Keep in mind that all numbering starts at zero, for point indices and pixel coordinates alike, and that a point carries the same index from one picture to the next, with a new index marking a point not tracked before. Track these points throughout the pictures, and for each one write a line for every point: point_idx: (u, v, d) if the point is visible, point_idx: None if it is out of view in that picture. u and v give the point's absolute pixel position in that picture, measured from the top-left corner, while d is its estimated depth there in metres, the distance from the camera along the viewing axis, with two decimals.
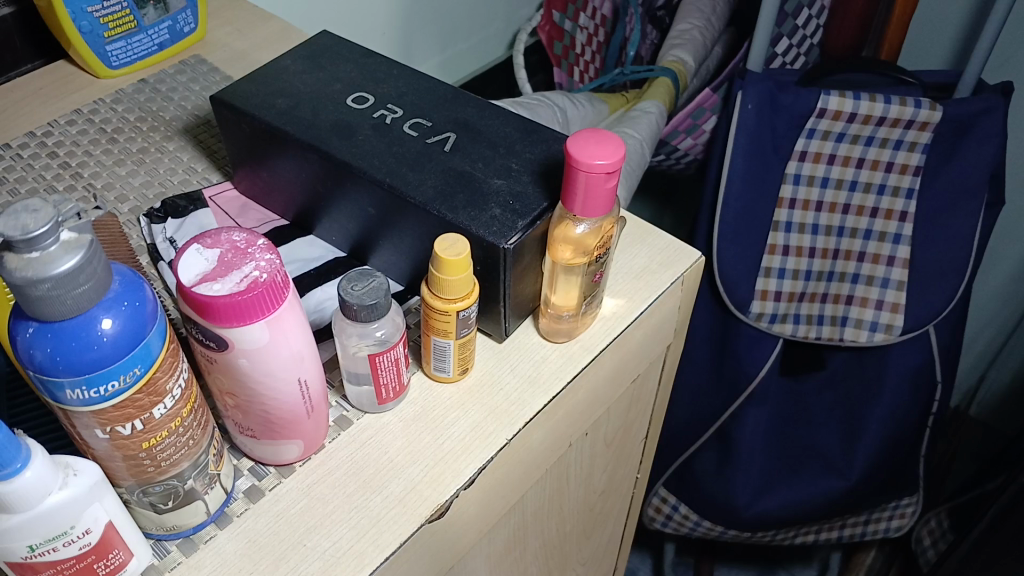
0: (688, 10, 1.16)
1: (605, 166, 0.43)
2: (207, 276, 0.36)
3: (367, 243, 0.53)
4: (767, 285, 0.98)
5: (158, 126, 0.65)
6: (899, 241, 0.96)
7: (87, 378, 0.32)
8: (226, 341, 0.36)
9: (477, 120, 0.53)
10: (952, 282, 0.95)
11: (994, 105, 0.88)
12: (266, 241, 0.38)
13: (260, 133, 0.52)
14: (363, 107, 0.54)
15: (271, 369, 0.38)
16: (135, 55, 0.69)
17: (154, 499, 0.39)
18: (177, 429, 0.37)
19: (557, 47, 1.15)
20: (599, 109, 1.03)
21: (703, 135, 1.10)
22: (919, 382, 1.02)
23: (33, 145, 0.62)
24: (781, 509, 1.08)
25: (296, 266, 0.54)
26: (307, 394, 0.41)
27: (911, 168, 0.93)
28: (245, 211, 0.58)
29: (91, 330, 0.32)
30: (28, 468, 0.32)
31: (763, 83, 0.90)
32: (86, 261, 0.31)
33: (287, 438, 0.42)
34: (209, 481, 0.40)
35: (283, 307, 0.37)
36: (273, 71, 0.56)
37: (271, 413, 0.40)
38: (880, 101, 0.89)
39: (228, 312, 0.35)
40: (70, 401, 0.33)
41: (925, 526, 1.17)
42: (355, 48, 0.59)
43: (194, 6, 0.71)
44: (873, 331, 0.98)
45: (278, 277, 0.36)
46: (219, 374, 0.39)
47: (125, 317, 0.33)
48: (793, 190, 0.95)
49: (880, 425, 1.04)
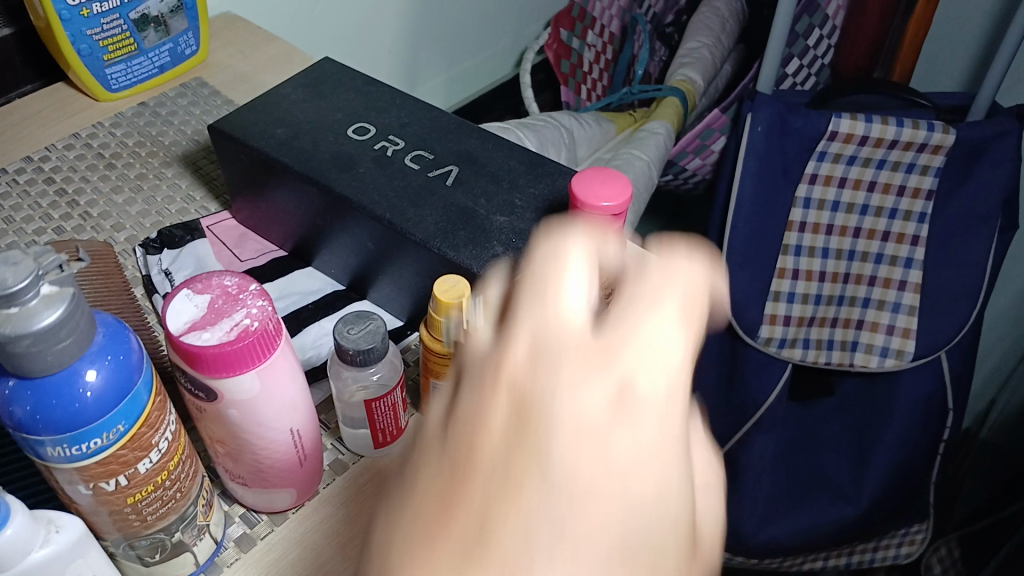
0: (697, 28, 1.15)
1: (612, 208, 0.42)
2: (196, 324, 0.35)
3: (366, 277, 0.52)
4: (776, 308, 0.96)
5: (157, 151, 0.64)
6: (911, 265, 0.94)
7: (71, 436, 0.31)
8: (216, 391, 0.35)
9: (481, 152, 0.52)
10: (964, 309, 0.92)
11: (1009, 129, 0.87)
12: (259, 286, 0.36)
13: (258, 164, 0.51)
14: (365, 137, 0.52)
15: (263, 419, 0.37)
16: (136, 78, 0.68)
17: (141, 552, 0.37)
18: (164, 483, 0.36)
19: (565, 65, 1.12)
20: (606, 129, 1.01)
21: (712, 155, 1.08)
22: (931, 408, 1.00)
23: (30, 170, 0.60)
24: (789, 538, 1.04)
25: (294, 299, 0.53)
26: (300, 443, 0.40)
27: (924, 192, 0.91)
28: (242, 241, 0.58)
29: (75, 385, 0.31)
30: (9, 526, 0.30)
31: (773, 105, 0.90)
32: (70, 315, 0.30)
33: (279, 487, 0.41)
34: (198, 532, 0.39)
35: (275, 355, 0.35)
36: (274, 99, 0.55)
37: (262, 462, 0.39)
38: (892, 124, 0.89)
39: (217, 363, 0.34)
40: (53, 457, 0.32)
41: (934, 554, 1.14)
42: (358, 75, 0.58)
43: (197, 28, 0.69)
44: (883, 357, 0.95)
45: (271, 325, 0.35)
46: (209, 423, 0.38)
47: (110, 370, 0.32)
48: (803, 214, 0.94)
49: (890, 452, 1.01)
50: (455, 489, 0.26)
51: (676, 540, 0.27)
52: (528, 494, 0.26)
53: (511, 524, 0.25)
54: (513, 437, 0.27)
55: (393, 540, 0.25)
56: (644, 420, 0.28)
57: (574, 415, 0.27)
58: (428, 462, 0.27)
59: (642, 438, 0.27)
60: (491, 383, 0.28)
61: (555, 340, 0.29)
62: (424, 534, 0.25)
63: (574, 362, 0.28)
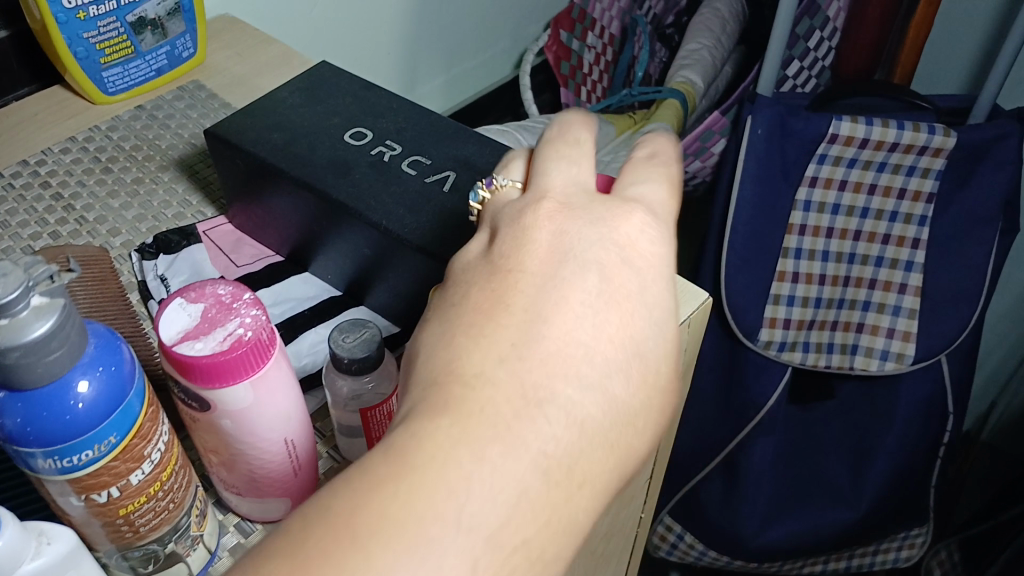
0: (698, 30, 1.15)
1: None
2: (190, 334, 0.34)
3: (363, 283, 0.52)
4: (776, 312, 0.96)
5: (154, 155, 0.63)
6: (911, 269, 0.93)
7: (61, 449, 0.31)
8: (209, 401, 0.35)
9: (478, 157, 0.51)
10: (964, 311, 0.92)
11: (1008, 130, 0.87)
12: (253, 295, 0.36)
13: (254, 169, 0.51)
14: (362, 142, 0.52)
15: (257, 428, 0.37)
16: (133, 81, 0.68)
17: (134, 562, 0.37)
18: (156, 494, 0.35)
19: (565, 67, 1.12)
20: (606, 131, 1.01)
21: (712, 157, 1.07)
22: (931, 412, 1.00)
23: (26, 174, 0.60)
24: (787, 541, 1.06)
25: (290, 305, 0.53)
26: (295, 452, 0.39)
27: (924, 195, 0.91)
28: (238, 247, 0.57)
29: (66, 397, 0.30)
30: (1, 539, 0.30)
31: (772, 108, 0.90)
32: (60, 326, 0.30)
33: (274, 496, 0.41)
34: (191, 542, 0.39)
35: (269, 364, 0.35)
36: (270, 104, 0.54)
37: (257, 471, 0.39)
38: (893, 126, 0.88)
39: (210, 373, 0.33)
40: (44, 469, 0.31)
41: (934, 557, 1.14)
42: (355, 79, 0.58)
43: (194, 31, 0.69)
44: (884, 360, 0.95)
45: (265, 335, 0.35)
46: (203, 432, 0.37)
47: (102, 381, 0.31)
48: (804, 216, 0.93)
49: (891, 456, 1.01)
50: (509, 294, 0.34)
51: (670, 342, 0.36)
52: (572, 292, 0.34)
53: (561, 312, 0.33)
54: (554, 252, 0.35)
55: (453, 331, 0.33)
56: (648, 249, 0.37)
57: (605, 243, 0.36)
58: (481, 277, 0.35)
59: (650, 263, 0.36)
60: (527, 223, 0.36)
61: (572, 195, 0.38)
62: (483, 313, 0.33)
63: (601, 208, 0.37)
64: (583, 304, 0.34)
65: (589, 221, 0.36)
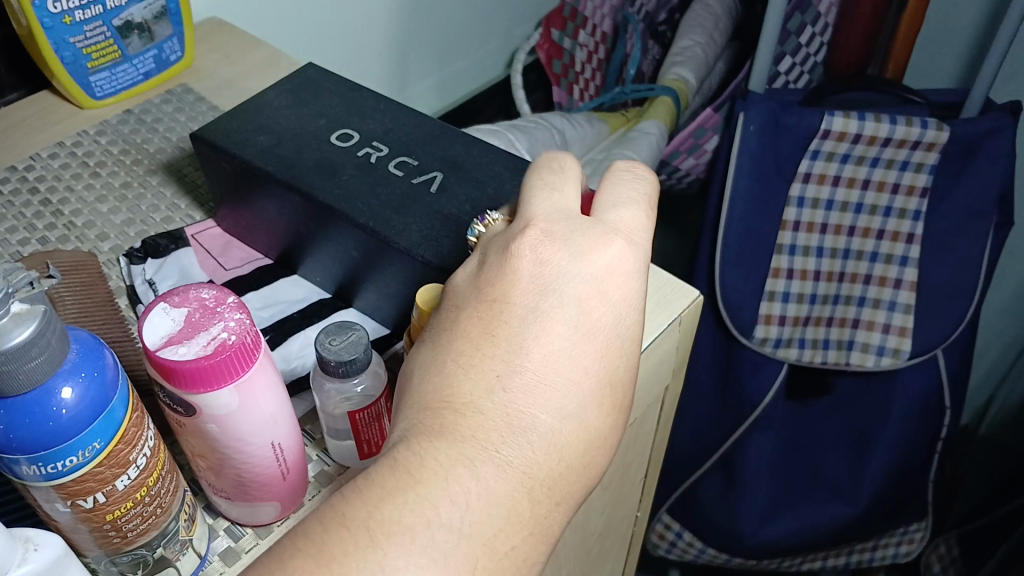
0: (690, 27, 1.14)
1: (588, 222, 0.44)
2: (174, 338, 0.34)
3: (352, 286, 0.52)
4: (771, 309, 0.95)
5: (142, 159, 0.63)
6: (906, 263, 0.93)
7: (45, 455, 0.30)
8: (195, 406, 0.35)
9: (466, 157, 0.51)
10: (961, 305, 0.92)
11: (1002, 125, 0.87)
12: (237, 299, 0.36)
13: (241, 172, 0.51)
14: (348, 144, 0.52)
15: (243, 432, 0.36)
16: (120, 85, 0.67)
17: (123, 567, 0.37)
18: (143, 500, 0.35)
19: (557, 65, 1.12)
20: (598, 129, 1.01)
21: (705, 155, 1.07)
22: (929, 406, 1.00)
23: (14, 180, 0.60)
24: (786, 538, 1.06)
25: (279, 308, 0.53)
26: (282, 456, 0.39)
27: (918, 189, 0.91)
28: (227, 250, 0.57)
29: (49, 403, 0.30)
30: None
31: (765, 103, 0.90)
32: (41, 332, 0.30)
33: (262, 500, 0.40)
34: (181, 547, 0.39)
35: (254, 369, 0.35)
36: (257, 106, 0.54)
37: (245, 476, 0.38)
38: (886, 121, 0.88)
39: (194, 377, 0.33)
40: (29, 476, 0.31)
41: (934, 552, 1.14)
42: (342, 80, 0.57)
43: (181, 34, 0.69)
44: (880, 355, 0.94)
45: (249, 338, 0.34)
46: (190, 437, 0.37)
47: (85, 386, 0.31)
48: (797, 213, 0.93)
49: (888, 450, 1.01)
50: (496, 324, 0.35)
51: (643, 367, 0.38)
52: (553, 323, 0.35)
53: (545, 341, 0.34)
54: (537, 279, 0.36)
55: (443, 362, 0.34)
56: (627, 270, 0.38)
57: (587, 276, 0.36)
58: (469, 303, 0.36)
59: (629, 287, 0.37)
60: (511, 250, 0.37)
61: (555, 218, 0.39)
62: (471, 346, 0.34)
63: (586, 236, 0.38)
64: (563, 335, 0.35)
65: (572, 253, 0.37)
